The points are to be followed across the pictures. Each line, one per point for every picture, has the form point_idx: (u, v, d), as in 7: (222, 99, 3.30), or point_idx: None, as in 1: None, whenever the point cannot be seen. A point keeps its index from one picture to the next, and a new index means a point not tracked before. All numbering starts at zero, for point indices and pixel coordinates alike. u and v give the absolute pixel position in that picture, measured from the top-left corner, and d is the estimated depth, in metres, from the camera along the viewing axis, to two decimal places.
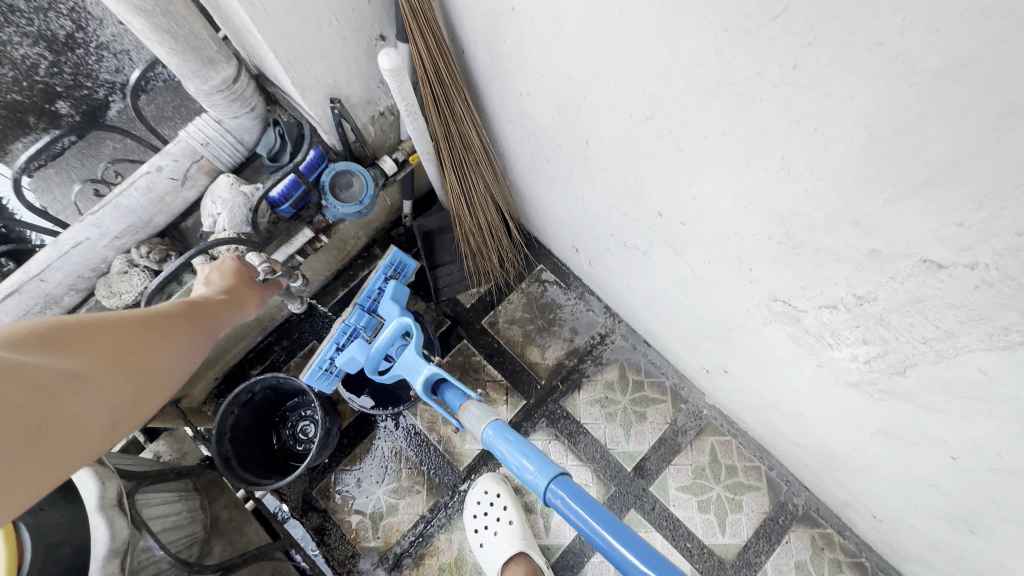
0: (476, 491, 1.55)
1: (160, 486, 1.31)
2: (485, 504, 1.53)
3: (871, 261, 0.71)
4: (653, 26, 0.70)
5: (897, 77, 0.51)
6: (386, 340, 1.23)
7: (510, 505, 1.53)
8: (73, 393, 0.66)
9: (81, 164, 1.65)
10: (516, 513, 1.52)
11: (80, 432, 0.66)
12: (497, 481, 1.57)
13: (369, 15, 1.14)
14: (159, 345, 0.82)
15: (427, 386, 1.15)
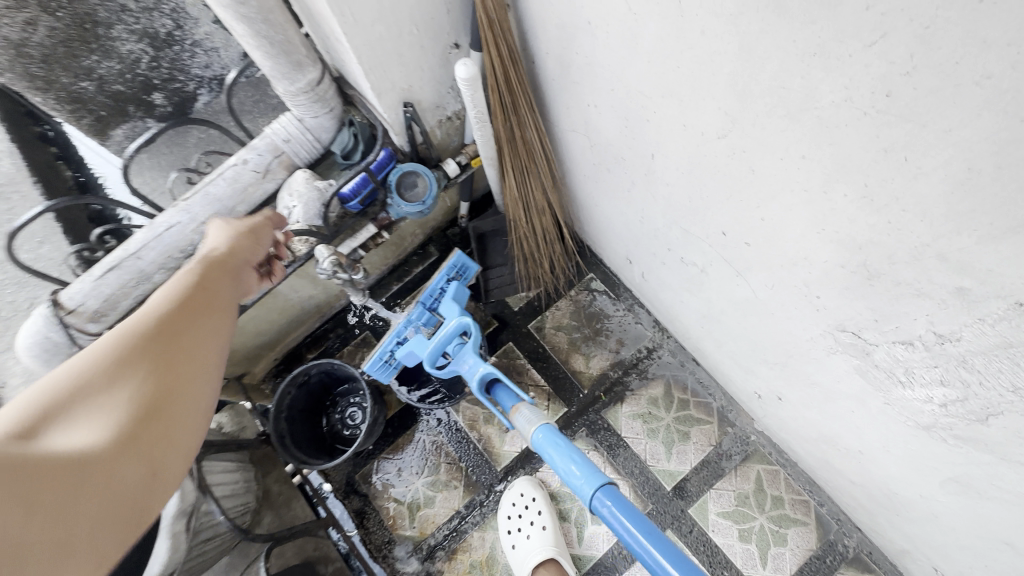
0: (511, 492, 1.58)
1: (222, 455, 1.41)
2: (519, 507, 1.55)
3: (958, 299, 0.67)
4: (735, 47, 0.70)
5: (1007, 111, 0.48)
6: (445, 338, 1.25)
7: (545, 511, 1.54)
8: (85, 470, 0.61)
9: (170, 151, 1.78)
10: (550, 519, 1.52)
11: (111, 498, 0.63)
12: (534, 485, 1.58)
13: (448, 24, 1.18)
14: (174, 374, 0.75)
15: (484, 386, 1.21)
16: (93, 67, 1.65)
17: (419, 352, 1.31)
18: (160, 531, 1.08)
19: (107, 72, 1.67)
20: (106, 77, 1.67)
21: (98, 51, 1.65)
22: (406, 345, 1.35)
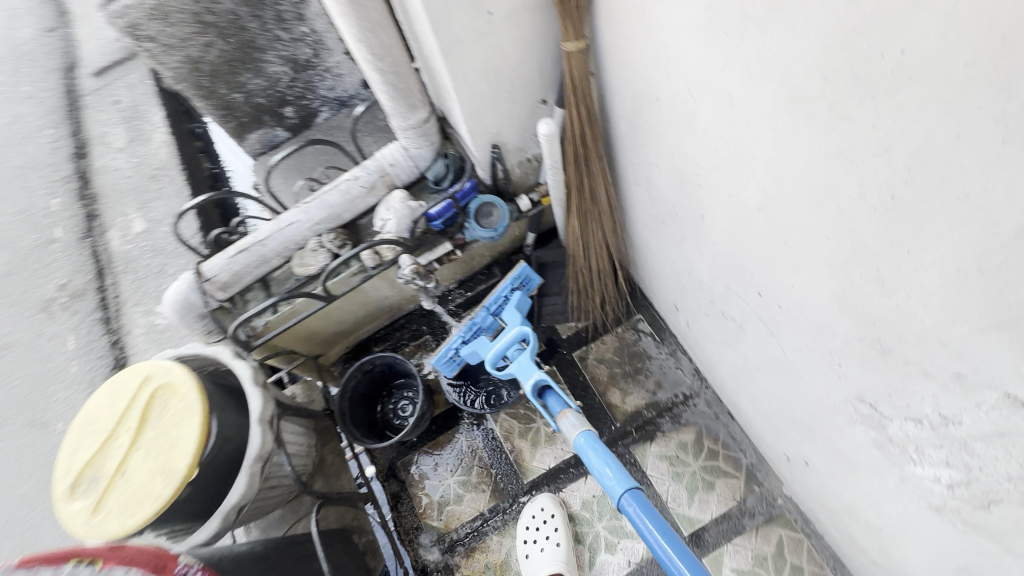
0: (532, 506, 1.69)
1: (296, 419, 1.66)
2: (538, 520, 1.65)
3: (958, 384, 0.73)
4: (773, 139, 0.82)
5: (983, 225, 0.58)
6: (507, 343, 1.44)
7: (561, 528, 1.63)
8: None
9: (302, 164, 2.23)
10: (565, 537, 1.61)
11: None
12: (554, 503, 1.68)
13: (539, 85, 1.38)
14: None
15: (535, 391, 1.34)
16: (247, 83, 2.23)
17: (483, 353, 1.52)
18: (242, 469, 1.34)
19: (255, 87, 2.25)
20: (254, 91, 2.27)
21: (251, 71, 2.19)
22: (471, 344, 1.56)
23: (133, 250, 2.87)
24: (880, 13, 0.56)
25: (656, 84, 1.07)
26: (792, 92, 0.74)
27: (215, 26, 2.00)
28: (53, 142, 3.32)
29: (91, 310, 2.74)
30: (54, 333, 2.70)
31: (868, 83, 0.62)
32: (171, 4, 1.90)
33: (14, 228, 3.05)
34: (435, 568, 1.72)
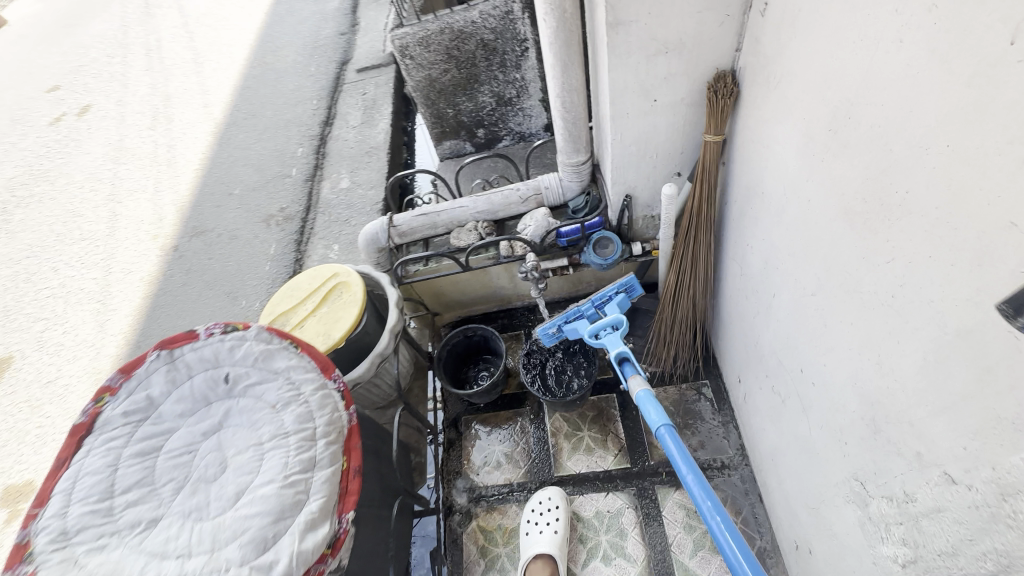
0: (540, 494, 1.92)
1: (408, 346, 2.17)
2: (543, 508, 1.88)
3: (917, 463, 0.90)
4: (830, 238, 1.08)
5: (938, 325, 0.80)
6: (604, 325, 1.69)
7: (561, 519, 1.84)
8: None
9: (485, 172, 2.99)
10: (562, 528, 1.82)
11: None
12: (560, 496, 1.90)
13: (679, 161, 1.75)
14: None
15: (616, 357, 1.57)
16: (462, 103, 3.29)
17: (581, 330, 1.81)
18: (368, 357, 1.85)
19: (467, 107, 3.31)
20: (465, 109, 3.33)
21: (468, 95, 3.25)
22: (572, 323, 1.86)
23: (335, 198, 3.74)
24: (897, 163, 0.84)
25: (764, 181, 1.37)
26: (845, 206, 1.01)
27: (456, 60, 3.03)
28: (315, 109, 4.49)
29: (293, 231, 3.63)
30: (265, 238, 3.63)
31: (886, 209, 0.88)
32: (436, 38, 2.92)
33: (269, 160, 4.17)
34: (459, 510, 2.03)
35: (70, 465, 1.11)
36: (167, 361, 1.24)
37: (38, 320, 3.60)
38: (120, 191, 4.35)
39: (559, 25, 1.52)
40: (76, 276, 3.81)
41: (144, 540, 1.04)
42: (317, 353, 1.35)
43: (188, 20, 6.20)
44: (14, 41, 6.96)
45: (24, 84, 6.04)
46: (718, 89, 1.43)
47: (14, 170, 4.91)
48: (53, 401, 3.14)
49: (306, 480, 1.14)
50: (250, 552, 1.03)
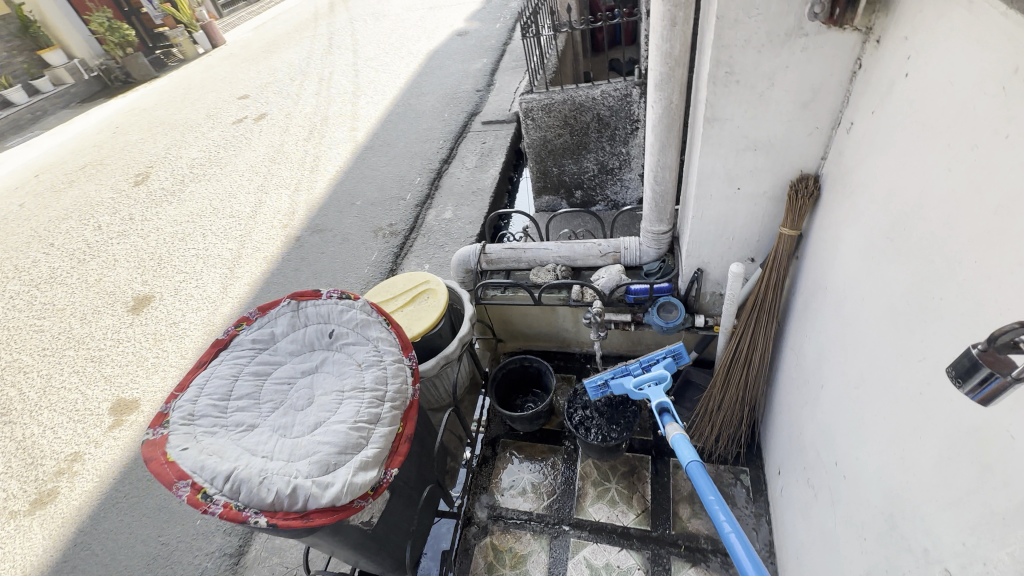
0: None
1: (469, 359, 2.40)
2: None
3: (924, 560, 0.93)
4: (875, 335, 1.16)
5: (953, 422, 0.87)
6: (649, 378, 1.76)
7: None
8: None
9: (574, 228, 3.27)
10: None
11: None
12: None
13: (754, 247, 1.88)
14: None
15: (656, 408, 1.60)
16: (567, 165, 3.65)
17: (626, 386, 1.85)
18: (436, 356, 2.10)
19: (571, 169, 3.67)
20: (569, 171, 3.68)
21: (574, 159, 3.61)
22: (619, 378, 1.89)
23: (436, 224, 4.19)
24: (936, 272, 0.94)
25: (828, 278, 1.47)
26: (892, 306, 1.10)
27: (571, 127, 3.41)
28: (439, 148, 5.12)
29: (395, 244, 4.09)
30: (371, 245, 4.12)
31: (924, 311, 0.97)
32: (558, 107, 3.33)
33: (391, 182, 4.80)
34: (478, 523, 2.13)
35: (206, 368, 1.43)
36: (292, 309, 1.57)
37: (180, 272, 4.34)
38: (269, 184, 5.21)
39: (663, 113, 1.78)
40: (218, 244, 4.56)
41: (242, 437, 1.30)
42: (401, 333, 1.62)
43: (357, 61, 7.42)
44: (226, 57, 8.73)
45: (224, 91, 7.52)
46: (798, 189, 1.58)
47: (198, 154, 6.06)
48: (171, 339, 3.73)
49: (369, 430, 1.37)
50: (315, 470, 1.26)
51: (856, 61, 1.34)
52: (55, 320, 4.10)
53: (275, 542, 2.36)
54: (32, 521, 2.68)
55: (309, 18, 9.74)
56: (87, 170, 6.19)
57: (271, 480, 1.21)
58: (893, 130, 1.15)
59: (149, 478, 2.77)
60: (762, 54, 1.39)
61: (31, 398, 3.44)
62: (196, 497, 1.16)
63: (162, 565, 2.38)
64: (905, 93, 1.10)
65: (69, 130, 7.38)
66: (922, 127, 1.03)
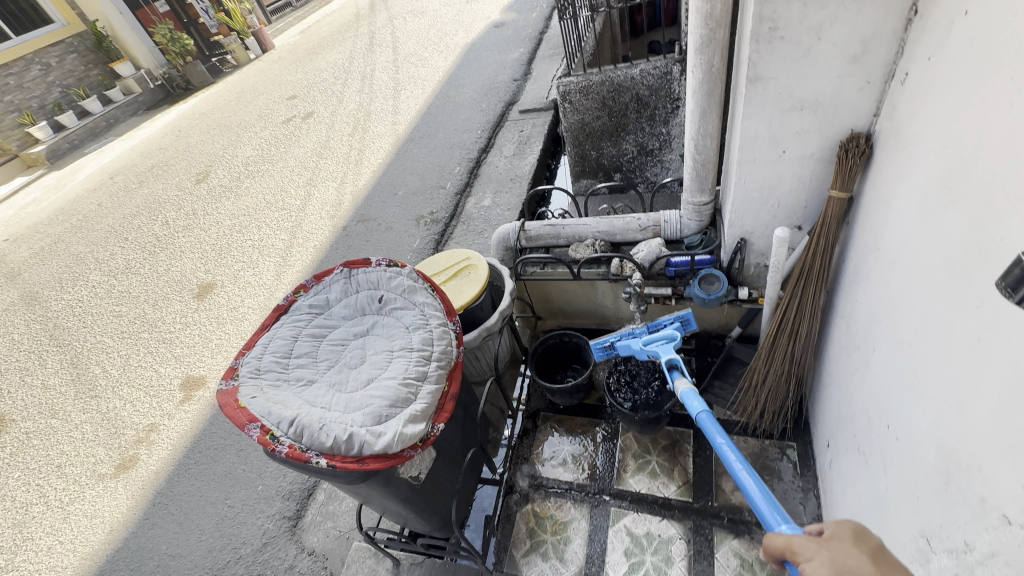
0: None
1: (509, 334, 2.46)
2: None
3: (980, 508, 0.91)
4: (930, 288, 1.13)
5: (1012, 365, 0.84)
6: (658, 337, 1.74)
7: None
8: None
9: (614, 209, 3.25)
10: None
11: None
12: None
13: (801, 214, 1.83)
14: None
15: (665, 363, 1.62)
16: (606, 148, 3.63)
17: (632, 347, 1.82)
18: (478, 329, 2.18)
19: (610, 152, 3.65)
20: (607, 154, 3.66)
21: (613, 141, 3.58)
22: (626, 339, 1.88)
23: (475, 211, 4.25)
24: (996, 215, 0.91)
25: (880, 237, 1.41)
26: (947, 257, 1.06)
27: (609, 109, 3.39)
28: (477, 137, 5.19)
29: (436, 231, 4.19)
30: (413, 233, 4.25)
31: (982, 257, 0.94)
32: (596, 89, 3.32)
33: (431, 172, 4.91)
34: (519, 491, 2.19)
35: (269, 329, 1.55)
36: (345, 277, 1.66)
37: (238, 261, 4.63)
38: (317, 178, 5.46)
39: (704, 78, 1.76)
40: (272, 235, 4.83)
41: (303, 390, 1.41)
42: (445, 299, 1.69)
43: (397, 58, 7.60)
44: (275, 61, 9.16)
45: (274, 93, 7.90)
46: (848, 149, 1.53)
47: (251, 152, 6.42)
48: (232, 322, 3.99)
49: (418, 386, 1.45)
50: (369, 420, 1.35)
51: (911, 8, 1.29)
52: (131, 306, 4.47)
53: (329, 507, 2.51)
54: (118, 483, 2.96)
55: (352, 20, 10.05)
56: (155, 171, 6.68)
57: (329, 427, 1.30)
58: (951, 73, 1.10)
59: (216, 447, 3.00)
60: (808, 7, 1.35)
61: (112, 375, 3.78)
62: (265, 438, 1.27)
63: (230, 524, 2.58)
64: (965, 32, 1.05)
65: (138, 135, 7.98)
66: (983, 64, 0.98)
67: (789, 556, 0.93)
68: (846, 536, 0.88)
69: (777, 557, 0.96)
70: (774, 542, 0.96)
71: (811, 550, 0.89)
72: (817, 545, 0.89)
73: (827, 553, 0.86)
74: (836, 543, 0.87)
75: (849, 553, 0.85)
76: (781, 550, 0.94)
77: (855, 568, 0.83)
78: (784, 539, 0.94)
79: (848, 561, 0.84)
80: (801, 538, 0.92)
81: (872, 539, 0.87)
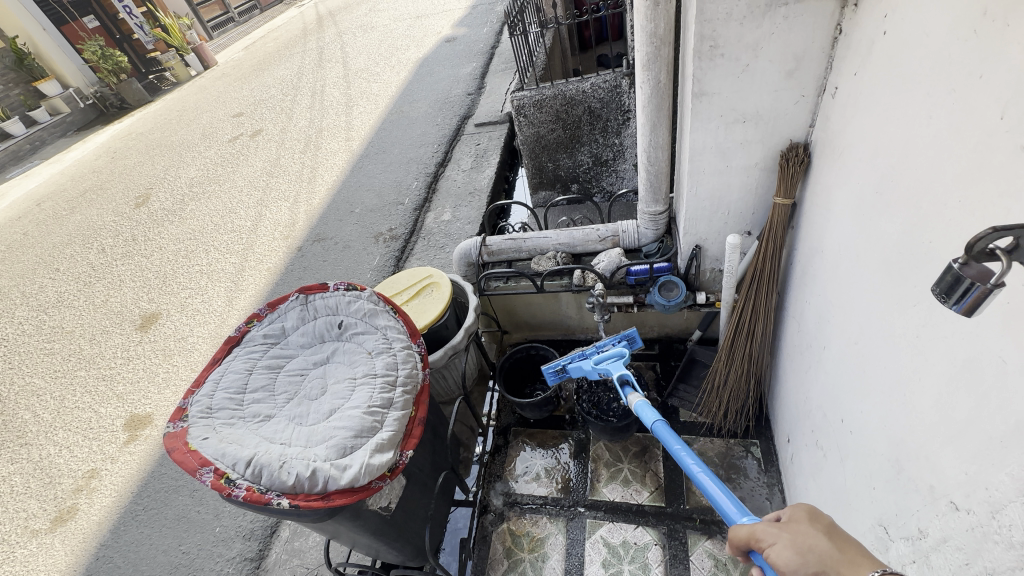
0: None
1: (475, 350, 2.43)
2: None
3: (931, 495, 0.96)
4: (872, 288, 1.19)
5: (948, 357, 0.90)
6: (608, 355, 1.77)
7: None
8: None
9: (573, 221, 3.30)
10: None
11: None
12: None
13: (750, 220, 1.91)
14: None
15: (618, 380, 1.64)
16: (562, 160, 3.69)
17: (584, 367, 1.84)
18: (444, 346, 2.14)
19: (566, 164, 3.71)
20: (564, 166, 3.73)
21: (569, 153, 3.65)
22: (577, 361, 1.89)
23: (435, 225, 4.20)
24: (925, 218, 0.97)
25: (823, 240, 1.49)
26: (885, 258, 1.13)
27: (563, 122, 3.46)
28: (434, 151, 5.16)
29: (396, 248, 4.11)
30: (371, 251, 4.14)
31: (916, 258, 1.00)
32: (549, 102, 3.37)
33: (389, 188, 4.83)
34: (494, 510, 2.15)
35: (221, 363, 1.47)
36: (301, 303, 1.60)
37: (185, 288, 4.38)
38: (268, 198, 5.26)
39: (653, 93, 1.81)
40: (220, 259, 4.60)
41: (260, 427, 1.33)
42: (408, 321, 1.66)
43: (347, 73, 7.49)
44: (218, 77, 8.84)
45: (218, 111, 7.59)
46: (789, 158, 1.61)
47: (195, 173, 6.12)
48: (181, 353, 3.75)
49: (384, 414, 1.40)
50: (333, 453, 1.29)
51: (836, 27, 1.39)
52: (64, 343, 4.13)
53: (294, 544, 2.38)
54: (55, 539, 2.69)
55: (299, 35, 9.84)
56: (88, 196, 6.25)
57: (291, 464, 1.24)
58: (876, 88, 1.18)
59: (167, 489, 2.79)
60: (744, 26, 1.43)
61: (45, 419, 3.46)
62: (220, 482, 1.19)
63: (184, 573, 2.40)
64: (885, 51, 1.13)
65: (68, 158, 7.46)
66: (903, 82, 1.05)
67: (753, 545, 0.93)
68: (802, 517, 0.92)
69: (742, 549, 0.97)
70: (738, 533, 0.96)
71: (773, 535, 0.90)
72: (777, 529, 0.91)
73: (788, 535, 0.88)
74: (795, 524, 0.91)
75: (808, 532, 0.88)
76: (746, 540, 0.95)
77: (815, 546, 0.85)
78: (747, 528, 0.94)
79: (807, 541, 0.87)
80: (763, 524, 0.93)
81: (825, 518, 0.91)
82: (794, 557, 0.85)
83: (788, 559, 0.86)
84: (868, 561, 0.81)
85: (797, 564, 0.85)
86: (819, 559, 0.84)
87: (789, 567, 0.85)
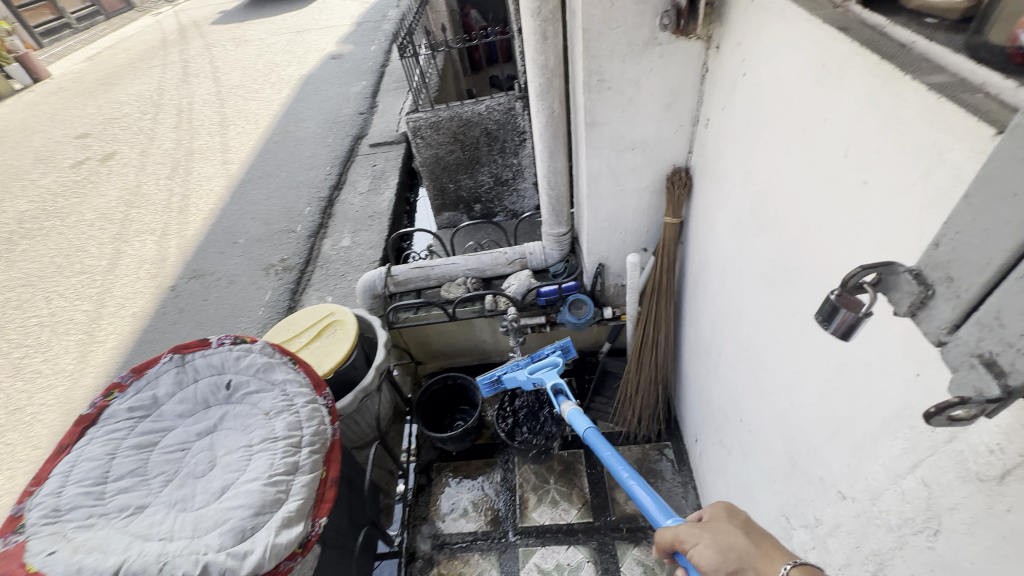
0: None
1: (388, 388, 2.30)
2: None
3: (822, 485, 1.07)
4: (755, 300, 1.31)
5: (824, 362, 1.01)
6: (542, 364, 1.78)
7: None
8: None
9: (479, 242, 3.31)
10: None
11: None
12: None
13: (645, 237, 2.05)
14: None
15: (551, 389, 1.66)
16: (463, 181, 3.69)
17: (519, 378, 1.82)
18: (353, 390, 1.99)
19: (467, 184, 3.71)
20: (465, 186, 3.73)
21: (469, 173, 3.65)
22: (511, 371, 1.87)
23: (333, 254, 3.93)
24: (793, 239, 1.10)
25: (709, 256, 1.63)
26: (763, 273, 1.26)
27: (461, 143, 3.45)
28: (327, 174, 4.87)
29: (290, 280, 3.77)
30: (262, 284, 3.76)
31: (788, 274, 1.13)
32: (445, 124, 3.35)
33: (278, 215, 4.45)
34: (422, 556, 2.03)
35: (70, 450, 1.21)
36: (177, 365, 1.39)
37: (19, 346, 3.60)
38: (128, 231, 4.56)
39: (548, 121, 1.87)
40: (68, 307, 3.87)
41: (130, 522, 1.11)
42: (311, 370, 1.51)
43: (220, 90, 6.83)
44: (54, 92, 7.55)
45: (55, 131, 6.47)
46: (674, 180, 1.77)
47: (27, 205, 5.12)
48: (16, 428, 3.06)
49: (289, 481, 1.24)
50: (228, 539, 1.11)
51: (703, 67, 1.54)
52: None
53: None
54: None
55: (156, 46, 8.79)
56: None
57: (173, 564, 1.05)
58: (741, 121, 1.32)
59: None
60: (626, 62, 1.53)
61: None
62: None
63: None
64: (746, 90, 1.28)
65: None
66: (762, 119, 1.19)
67: (677, 547, 0.97)
68: (721, 515, 0.96)
69: (666, 550, 1.00)
70: (664, 537, 0.99)
71: (695, 535, 0.93)
72: (699, 529, 0.94)
73: (709, 535, 0.92)
74: (716, 523, 0.94)
75: (727, 530, 0.92)
76: (671, 542, 0.98)
77: (734, 544, 0.90)
78: (671, 531, 0.98)
79: (727, 539, 0.91)
80: (686, 526, 0.96)
81: (741, 514, 0.97)
82: (714, 555, 0.89)
83: (710, 559, 0.89)
84: (782, 553, 0.87)
85: (717, 562, 0.88)
86: (738, 556, 0.88)
87: (710, 566, 0.89)
